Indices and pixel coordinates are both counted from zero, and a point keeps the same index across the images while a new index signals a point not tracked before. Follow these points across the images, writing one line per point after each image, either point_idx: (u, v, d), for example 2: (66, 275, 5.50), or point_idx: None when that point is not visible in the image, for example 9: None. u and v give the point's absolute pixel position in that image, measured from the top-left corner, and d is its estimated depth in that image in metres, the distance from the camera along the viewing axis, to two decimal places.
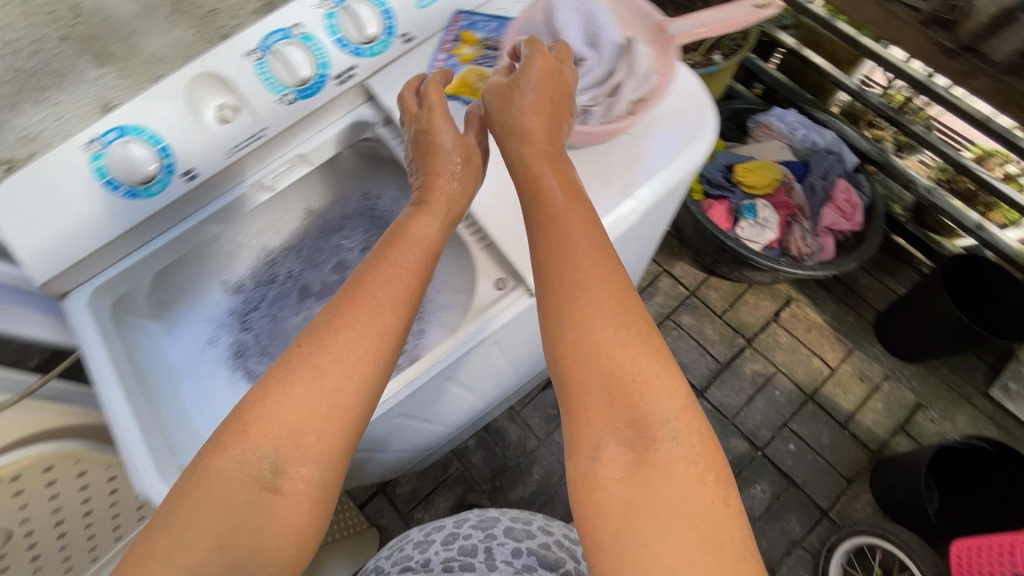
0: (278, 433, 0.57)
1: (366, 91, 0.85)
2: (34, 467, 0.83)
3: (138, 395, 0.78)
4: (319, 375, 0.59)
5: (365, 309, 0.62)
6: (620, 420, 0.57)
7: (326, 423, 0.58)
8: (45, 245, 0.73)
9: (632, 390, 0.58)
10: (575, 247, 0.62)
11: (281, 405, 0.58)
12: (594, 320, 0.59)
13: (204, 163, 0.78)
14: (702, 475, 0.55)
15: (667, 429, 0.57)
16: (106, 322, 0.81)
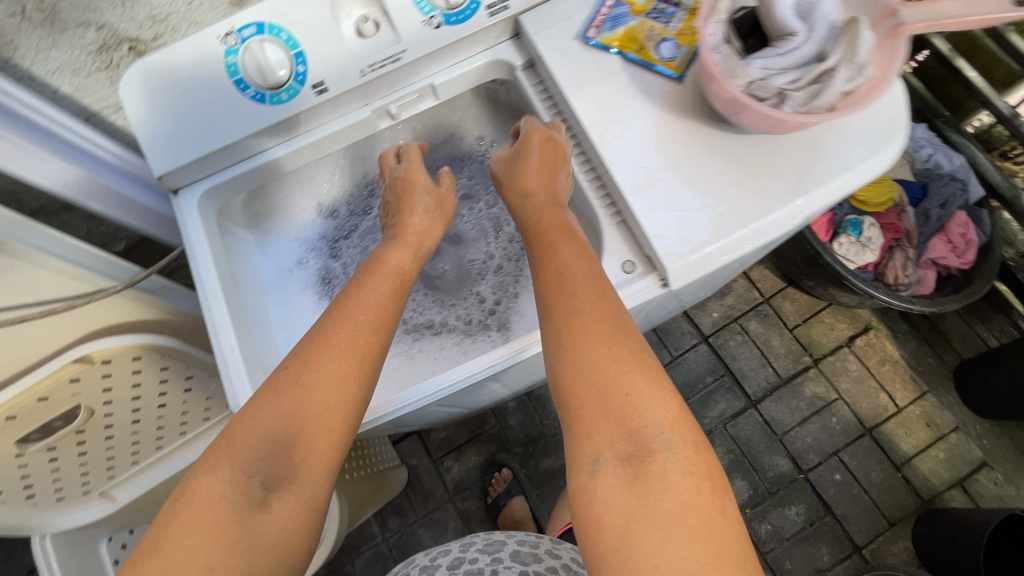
0: (266, 447, 0.58)
1: (512, 31, 0.78)
2: (124, 355, 0.85)
3: (233, 304, 0.78)
4: (307, 389, 0.61)
5: (350, 328, 0.65)
6: (615, 433, 0.54)
7: (313, 436, 0.60)
8: (165, 136, 0.71)
9: (621, 403, 0.55)
10: (571, 286, 0.63)
11: (270, 421, 0.59)
12: (590, 340, 0.58)
13: (334, 77, 0.72)
14: (699, 485, 0.51)
15: (661, 438, 0.53)
16: (211, 226, 0.80)
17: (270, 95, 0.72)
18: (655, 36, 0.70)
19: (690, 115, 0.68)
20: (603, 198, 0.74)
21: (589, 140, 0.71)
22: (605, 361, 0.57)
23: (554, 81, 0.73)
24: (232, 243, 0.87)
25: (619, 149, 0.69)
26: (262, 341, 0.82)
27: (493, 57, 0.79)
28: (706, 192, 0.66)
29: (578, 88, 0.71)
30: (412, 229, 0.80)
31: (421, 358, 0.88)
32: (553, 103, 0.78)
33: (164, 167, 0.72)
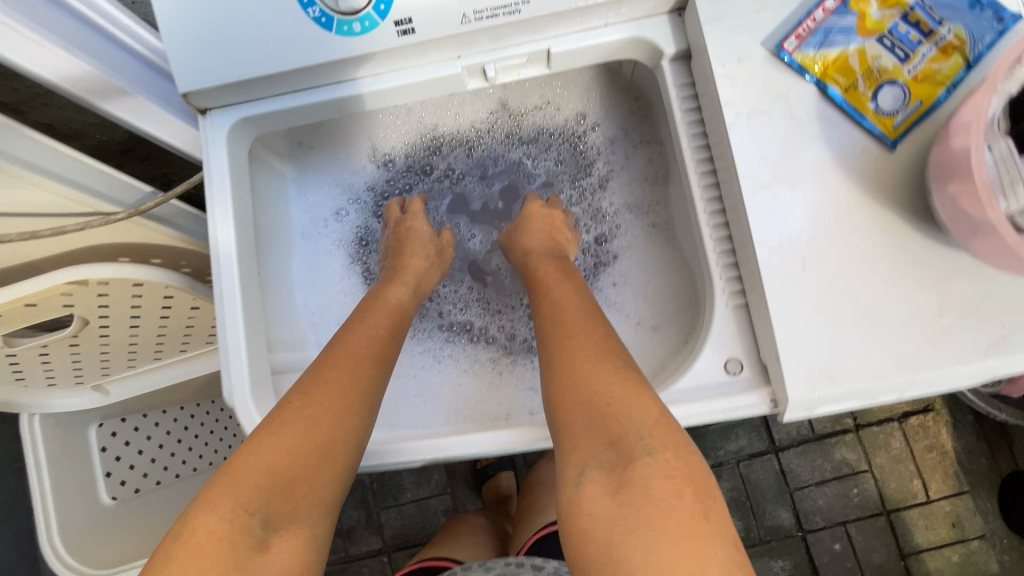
0: (270, 482, 0.50)
1: (677, 3, 0.57)
2: (123, 282, 0.74)
3: (249, 267, 0.64)
4: (313, 424, 0.54)
5: (353, 360, 0.60)
6: (598, 443, 0.51)
7: (318, 471, 0.53)
8: (199, 44, 0.55)
9: (604, 415, 0.52)
10: (570, 326, 0.60)
11: (274, 453, 0.52)
12: (578, 356, 0.57)
13: (427, 17, 0.54)
14: (682, 490, 0.47)
15: (643, 445, 0.49)
16: (239, 166, 0.64)
17: (338, 22, 0.54)
18: (877, 74, 0.49)
19: (886, 199, 0.50)
20: (727, 265, 0.57)
21: (735, 191, 0.53)
22: (591, 375, 0.54)
23: (713, 95, 0.54)
24: (264, 180, 0.73)
25: (775, 220, 0.51)
26: (277, 312, 0.70)
27: (638, 34, 0.58)
28: (873, 314, 0.49)
29: (746, 118, 0.52)
30: (411, 269, 0.74)
31: (448, 365, 0.77)
32: (698, 117, 0.59)
33: (193, 85, 0.57)
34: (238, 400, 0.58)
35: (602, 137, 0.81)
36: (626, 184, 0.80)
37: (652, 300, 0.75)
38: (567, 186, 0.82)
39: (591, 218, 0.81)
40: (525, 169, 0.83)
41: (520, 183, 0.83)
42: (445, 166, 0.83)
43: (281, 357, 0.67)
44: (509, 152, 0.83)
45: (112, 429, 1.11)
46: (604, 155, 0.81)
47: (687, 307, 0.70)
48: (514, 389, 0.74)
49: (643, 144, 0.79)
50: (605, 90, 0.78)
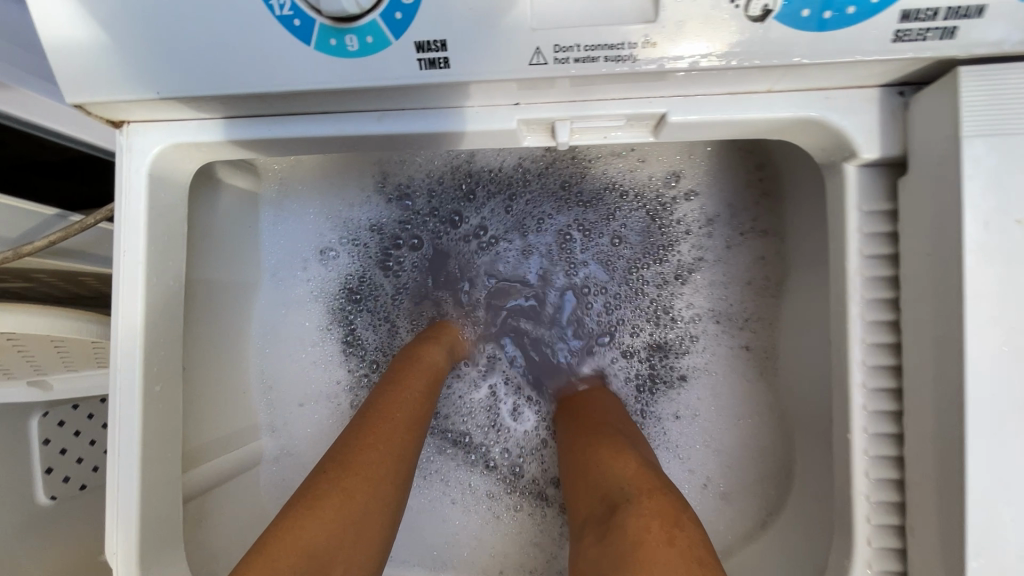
0: (304, 563, 0.37)
1: (905, 76, 0.33)
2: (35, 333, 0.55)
3: (172, 362, 0.43)
4: (352, 493, 0.41)
5: (403, 427, 0.47)
6: (591, 499, 0.42)
7: (357, 548, 0.40)
8: (102, 31, 0.33)
9: (594, 476, 0.43)
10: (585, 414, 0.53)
11: (312, 528, 0.39)
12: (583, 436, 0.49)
13: (474, 44, 0.32)
14: (649, 526, 0.36)
15: (620, 493, 0.39)
16: (165, 213, 0.42)
17: (322, 30, 0.32)
18: None
19: None
20: (882, 526, 0.36)
21: (943, 441, 0.31)
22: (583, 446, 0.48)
23: (942, 267, 0.31)
24: (225, 212, 0.52)
25: (1012, 517, 0.29)
26: (213, 403, 0.50)
27: (821, 115, 0.34)
28: None
29: (1003, 330, 0.29)
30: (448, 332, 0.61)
31: (435, 487, 0.60)
32: (888, 275, 0.36)
33: (94, 94, 0.35)
34: (121, 562, 0.40)
35: (698, 211, 0.58)
36: (717, 283, 0.58)
37: (727, 455, 0.55)
38: (631, 266, 0.61)
39: (659, 319, 0.60)
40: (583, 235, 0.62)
41: (565, 255, 0.62)
42: (475, 212, 0.62)
43: (212, 469, 0.49)
44: (560, 213, 0.61)
45: (61, 418, 0.86)
46: (696, 237, 0.58)
47: (777, 491, 0.51)
48: (513, 543, 0.57)
49: (757, 233, 0.56)
50: (720, 148, 0.56)
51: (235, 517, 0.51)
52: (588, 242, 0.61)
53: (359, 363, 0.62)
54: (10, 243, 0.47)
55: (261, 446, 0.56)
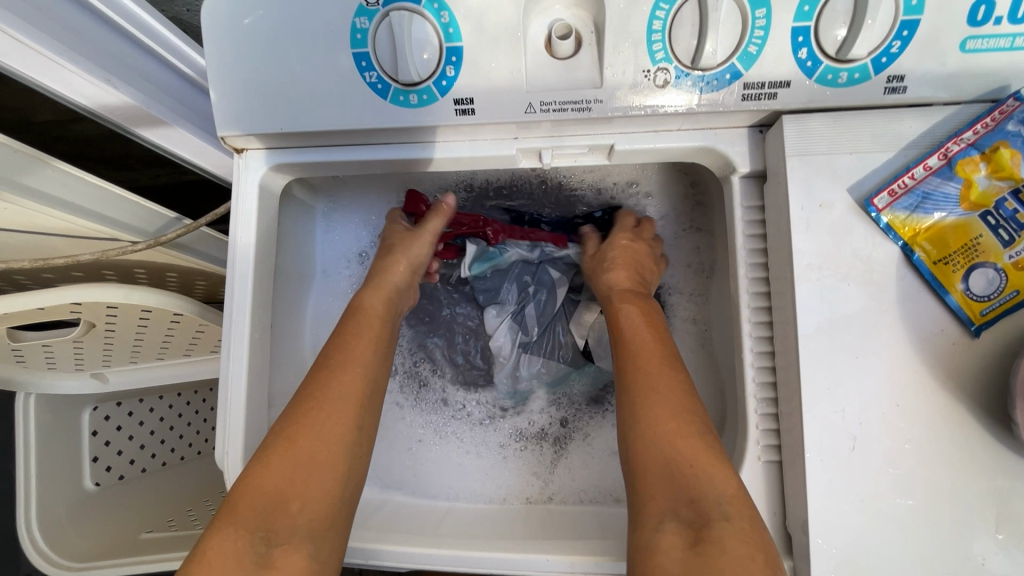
0: (263, 503, 0.49)
1: (760, 120, 0.52)
2: (134, 305, 0.72)
3: (263, 320, 0.60)
4: (294, 442, 0.51)
5: (343, 392, 0.55)
6: (675, 499, 0.47)
7: (312, 488, 0.51)
8: (248, 87, 0.52)
9: (682, 476, 0.48)
10: (662, 380, 0.53)
11: (268, 477, 0.50)
12: (654, 409, 0.52)
13: (489, 100, 0.51)
14: (755, 556, 0.43)
15: (718, 508, 0.46)
16: (267, 213, 0.60)
17: (395, 91, 0.51)
18: (973, 251, 0.45)
19: (957, 388, 0.45)
20: (766, 416, 0.52)
21: (790, 346, 0.48)
22: (676, 432, 0.50)
23: (784, 235, 0.49)
24: (296, 220, 0.70)
25: (829, 389, 0.46)
26: (283, 362, 0.66)
27: (712, 144, 0.53)
28: (928, 519, 0.44)
29: (816, 270, 0.47)
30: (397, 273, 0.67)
31: (452, 442, 0.75)
32: (760, 247, 0.54)
33: (237, 129, 0.53)
34: (228, 462, 0.55)
35: (653, 218, 0.75)
36: (673, 273, 0.75)
37: None
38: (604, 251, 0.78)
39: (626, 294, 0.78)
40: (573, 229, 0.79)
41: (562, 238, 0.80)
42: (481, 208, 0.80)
43: (281, 411, 0.64)
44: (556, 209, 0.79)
45: (106, 413, 1.04)
46: (654, 235, 0.76)
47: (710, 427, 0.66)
48: (519, 476, 0.71)
49: (694, 230, 0.73)
50: (663, 172, 0.72)
51: None
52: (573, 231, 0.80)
53: None
54: (146, 235, 0.64)
55: None
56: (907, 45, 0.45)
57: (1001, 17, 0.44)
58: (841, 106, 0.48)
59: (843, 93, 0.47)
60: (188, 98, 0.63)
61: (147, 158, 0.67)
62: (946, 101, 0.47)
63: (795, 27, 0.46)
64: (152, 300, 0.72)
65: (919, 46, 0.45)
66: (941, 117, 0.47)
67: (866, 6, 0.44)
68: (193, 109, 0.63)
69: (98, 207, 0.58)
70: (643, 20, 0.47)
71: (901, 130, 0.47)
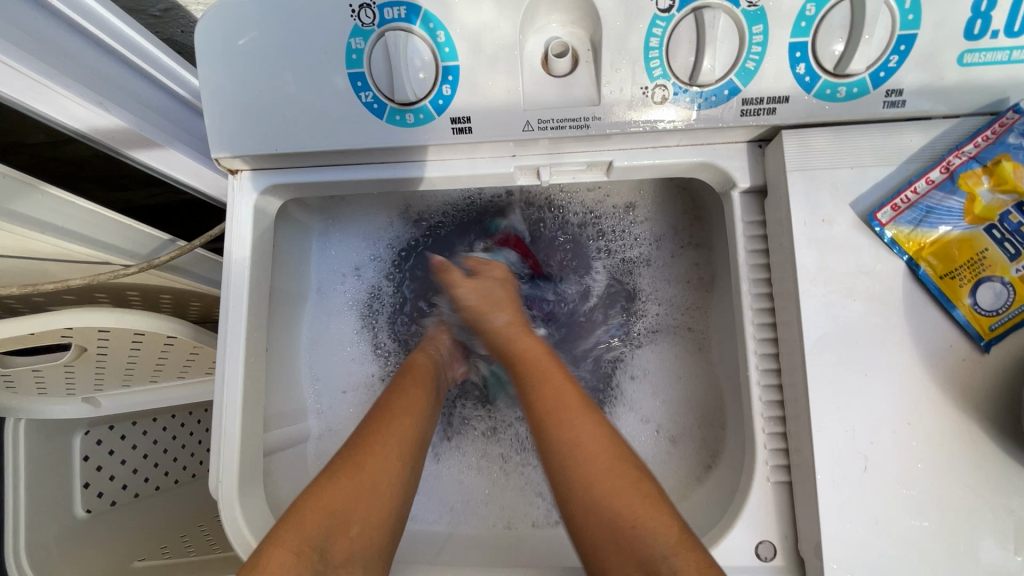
0: (328, 517, 0.47)
1: (759, 135, 0.51)
2: (126, 328, 0.71)
3: (258, 344, 0.58)
4: (364, 463, 0.51)
5: (405, 425, 0.57)
6: (626, 564, 0.45)
7: (372, 513, 0.49)
8: (240, 108, 0.51)
9: (627, 539, 0.45)
10: (581, 435, 0.51)
11: (334, 493, 0.48)
12: (580, 469, 0.49)
13: (487, 117, 0.50)
14: None
15: (667, 562, 0.43)
16: (262, 235, 0.59)
17: (391, 110, 0.50)
18: (980, 265, 0.44)
19: (969, 406, 0.44)
20: (773, 435, 0.51)
21: (797, 364, 0.47)
22: (608, 488, 0.48)
23: (787, 250, 0.48)
24: (294, 240, 0.69)
25: (837, 408, 0.45)
26: (280, 385, 0.64)
27: (711, 159, 0.53)
28: (945, 542, 0.43)
29: (821, 286, 0.46)
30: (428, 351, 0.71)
31: (453, 459, 0.74)
32: (763, 262, 0.53)
33: (231, 151, 0.53)
34: (223, 491, 0.53)
35: (650, 235, 0.75)
36: (669, 291, 0.74)
37: (680, 423, 0.69)
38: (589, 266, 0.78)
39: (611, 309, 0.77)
40: (574, 245, 0.78)
41: (563, 256, 0.79)
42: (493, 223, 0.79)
43: (277, 435, 0.62)
44: (557, 223, 0.78)
45: (99, 437, 1.01)
46: (650, 252, 0.75)
47: (712, 438, 0.65)
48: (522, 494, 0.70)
49: (692, 247, 0.72)
50: (659, 187, 0.72)
51: (290, 477, 0.63)
52: (567, 246, 0.79)
53: (386, 363, 0.78)
54: (139, 258, 0.63)
55: (309, 426, 0.70)
56: (904, 58, 0.45)
57: (997, 31, 0.44)
58: (840, 121, 0.47)
59: (842, 108, 0.47)
60: (182, 120, 0.62)
61: (141, 180, 0.67)
62: (945, 114, 0.47)
63: (792, 42, 0.46)
64: (146, 323, 0.71)
65: (917, 60, 0.45)
66: (941, 130, 0.47)
67: (862, 21, 0.44)
68: (188, 131, 0.63)
69: (89, 230, 0.57)
70: (640, 37, 0.47)
71: (901, 143, 0.47)
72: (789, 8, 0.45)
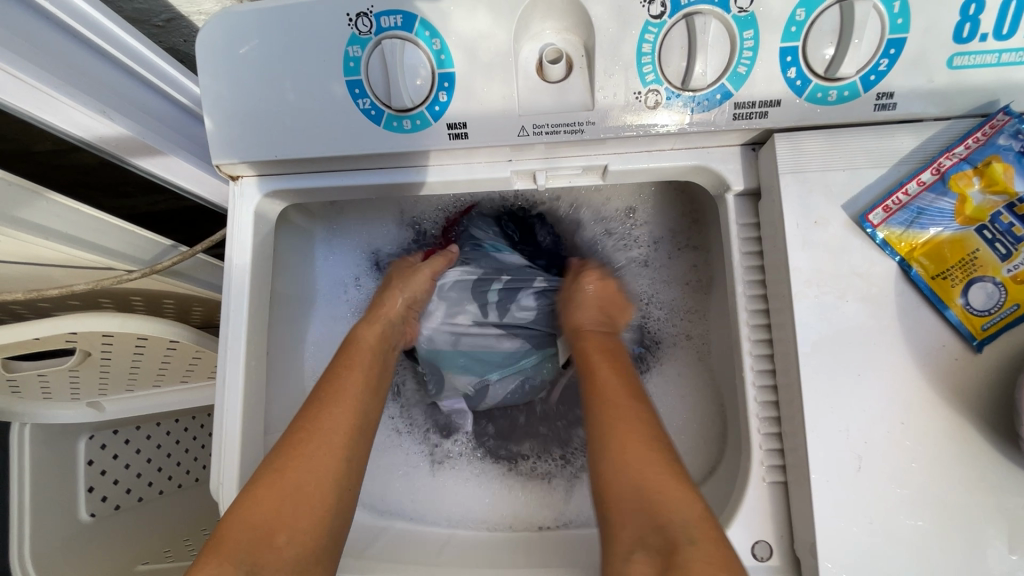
0: (249, 534, 0.48)
1: (753, 139, 0.52)
2: (129, 333, 0.72)
3: (258, 348, 0.59)
4: (283, 473, 0.51)
5: (328, 421, 0.56)
6: (643, 527, 0.47)
7: (299, 520, 0.50)
8: (240, 115, 0.52)
9: (648, 502, 0.48)
10: (623, 409, 0.55)
11: (252, 510, 0.49)
12: (620, 441, 0.52)
13: (482, 123, 0.51)
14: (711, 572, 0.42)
15: (685, 533, 0.45)
16: (263, 240, 0.60)
17: (388, 117, 0.51)
18: (971, 266, 0.45)
19: (963, 406, 0.44)
20: (769, 435, 0.51)
21: (791, 365, 0.48)
22: (636, 458, 0.51)
23: (780, 252, 0.49)
24: (295, 246, 0.70)
25: (830, 408, 0.45)
26: (281, 387, 0.65)
27: (705, 163, 0.53)
28: (940, 541, 0.43)
29: (814, 287, 0.47)
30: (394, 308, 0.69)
31: (453, 475, 0.74)
32: (757, 264, 0.53)
33: (231, 157, 0.54)
34: (223, 492, 0.54)
35: (647, 237, 0.75)
36: (669, 293, 0.75)
37: (680, 427, 0.70)
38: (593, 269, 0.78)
39: None
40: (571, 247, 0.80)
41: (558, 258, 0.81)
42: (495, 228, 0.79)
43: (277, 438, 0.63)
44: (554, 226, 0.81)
45: (102, 442, 1.02)
46: (649, 254, 0.76)
47: (711, 444, 0.65)
48: (525, 505, 0.70)
49: (690, 249, 0.73)
50: (659, 191, 0.72)
51: None
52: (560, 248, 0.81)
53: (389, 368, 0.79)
54: (141, 264, 0.64)
55: None
56: (896, 61, 0.46)
57: (986, 34, 0.44)
58: (832, 125, 0.48)
59: (834, 111, 0.47)
60: (184, 128, 0.63)
61: (145, 187, 0.68)
62: (936, 117, 0.47)
63: (783, 47, 0.46)
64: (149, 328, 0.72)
65: (907, 64, 0.45)
66: (933, 132, 0.47)
67: (852, 25, 0.44)
68: (190, 139, 0.64)
69: (93, 237, 0.58)
70: (632, 43, 0.47)
71: (892, 146, 0.48)
72: (779, 13, 0.45)
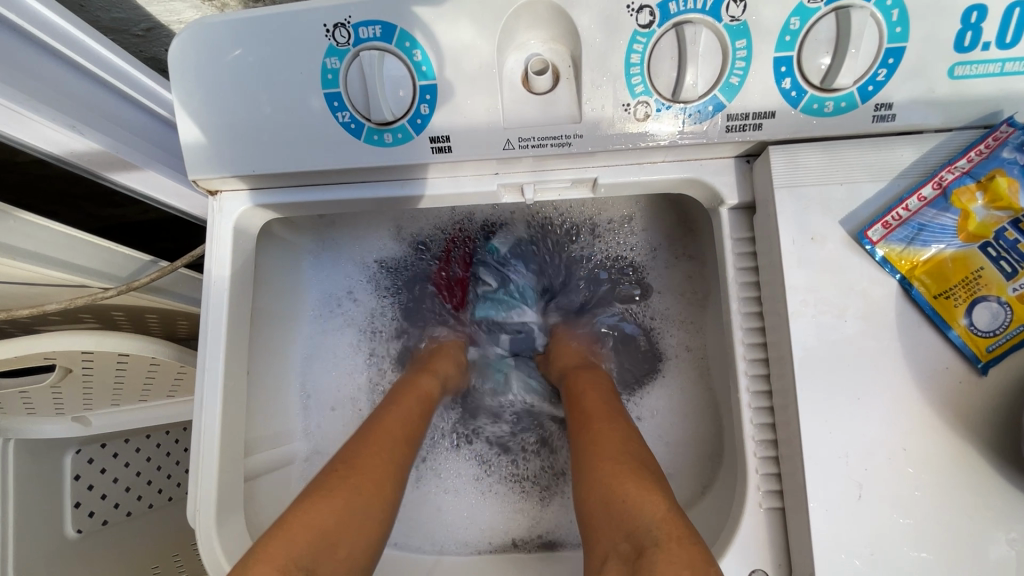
0: (316, 535, 0.46)
1: (747, 151, 0.50)
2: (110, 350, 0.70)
3: (238, 367, 0.57)
4: (355, 480, 0.51)
5: (397, 439, 0.57)
6: (615, 536, 0.45)
7: (360, 533, 0.49)
8: (216, 129, 0.50)
9: (617, 508, 0.46)
10: (603, 428, 0.55)
11: (322, 512, 0.47)
12: (595, 457, 0.52)
13: (466, 136, 0.49)
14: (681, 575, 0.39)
15: (650, 536, 0.43)
16: (243, 256, 0.58)
17: (369, 130, 0.49)
18: (975, 284, 0.43)
19: (968, 431, 0.42)
20: (766, 459, 0.49)
21: (788, 387, 0.46)
22: (611, 470, 0.49)
23: (776, 269, 0.47)
24: (279, 260, 0.68)
25: (829, 433, 0.43)
26: (263, 406, 0.63)
27: (697, 176, 0.52)
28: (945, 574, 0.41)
29: (811, 306, 0.45)
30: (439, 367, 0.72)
31: (433, 482, 0.73)
32: (753, 280, 0.51)
33: (208, 172, 0.52)
34: (201, 517, 0.52)
35: (645, 248, 0.74)
36: (668, 305, 0.73)
37: (677, 446, 0.68)
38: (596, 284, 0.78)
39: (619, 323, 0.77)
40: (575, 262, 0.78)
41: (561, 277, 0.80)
42: (496, 258, 0.78)
43: (259, 459, 0.61)
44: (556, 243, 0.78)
45: (89, 456, 1.00)
46: (649, 265, 0.74)
47: (710, 464, 0.62)
48: (503, 517, 0.69)
49: (686, 258, 0.71)
50: (649, 201, 0.70)
51: (273, 501, 0.62)
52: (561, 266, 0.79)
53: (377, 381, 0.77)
54: (118, 281, 0.63)
55: (294, 449, 0.68)
56: (894, 71, 0.44)
57: (988, 43, 0.43)
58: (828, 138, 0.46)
59: (830, 122, 0.46)
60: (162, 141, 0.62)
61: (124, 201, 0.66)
62: (937, 128, 0.45)
63: (777, 57, 0.44)
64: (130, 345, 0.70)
65: (906, 73, 0.44)
66: (933, 144, 0.45)
67: (848, 34, 0.42)
68: (168, 153, 0.62)
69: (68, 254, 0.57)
70: (621, 53, 0.46)
71: (891, 159, 0.46)
72: (772, 22, 0.44)
